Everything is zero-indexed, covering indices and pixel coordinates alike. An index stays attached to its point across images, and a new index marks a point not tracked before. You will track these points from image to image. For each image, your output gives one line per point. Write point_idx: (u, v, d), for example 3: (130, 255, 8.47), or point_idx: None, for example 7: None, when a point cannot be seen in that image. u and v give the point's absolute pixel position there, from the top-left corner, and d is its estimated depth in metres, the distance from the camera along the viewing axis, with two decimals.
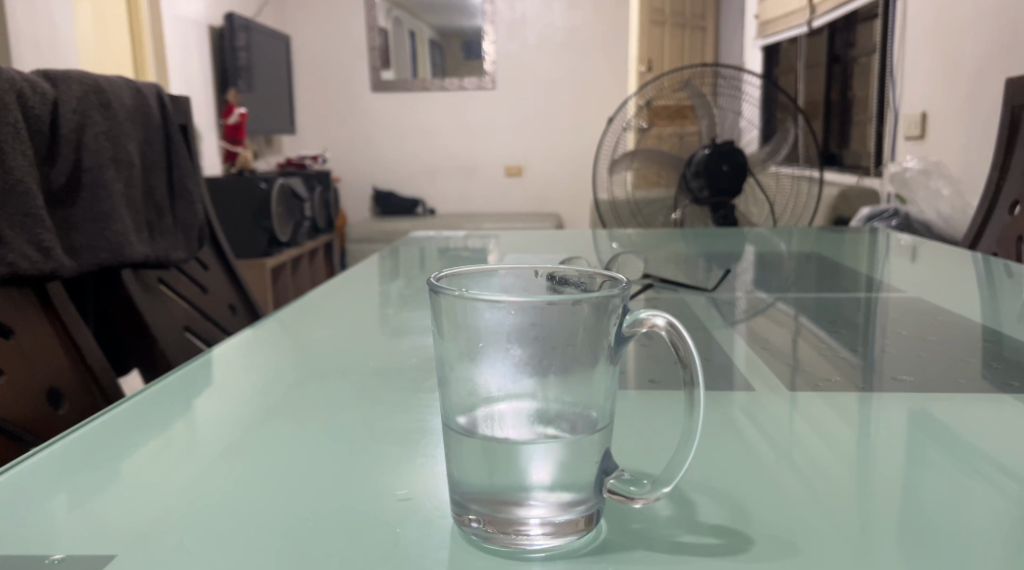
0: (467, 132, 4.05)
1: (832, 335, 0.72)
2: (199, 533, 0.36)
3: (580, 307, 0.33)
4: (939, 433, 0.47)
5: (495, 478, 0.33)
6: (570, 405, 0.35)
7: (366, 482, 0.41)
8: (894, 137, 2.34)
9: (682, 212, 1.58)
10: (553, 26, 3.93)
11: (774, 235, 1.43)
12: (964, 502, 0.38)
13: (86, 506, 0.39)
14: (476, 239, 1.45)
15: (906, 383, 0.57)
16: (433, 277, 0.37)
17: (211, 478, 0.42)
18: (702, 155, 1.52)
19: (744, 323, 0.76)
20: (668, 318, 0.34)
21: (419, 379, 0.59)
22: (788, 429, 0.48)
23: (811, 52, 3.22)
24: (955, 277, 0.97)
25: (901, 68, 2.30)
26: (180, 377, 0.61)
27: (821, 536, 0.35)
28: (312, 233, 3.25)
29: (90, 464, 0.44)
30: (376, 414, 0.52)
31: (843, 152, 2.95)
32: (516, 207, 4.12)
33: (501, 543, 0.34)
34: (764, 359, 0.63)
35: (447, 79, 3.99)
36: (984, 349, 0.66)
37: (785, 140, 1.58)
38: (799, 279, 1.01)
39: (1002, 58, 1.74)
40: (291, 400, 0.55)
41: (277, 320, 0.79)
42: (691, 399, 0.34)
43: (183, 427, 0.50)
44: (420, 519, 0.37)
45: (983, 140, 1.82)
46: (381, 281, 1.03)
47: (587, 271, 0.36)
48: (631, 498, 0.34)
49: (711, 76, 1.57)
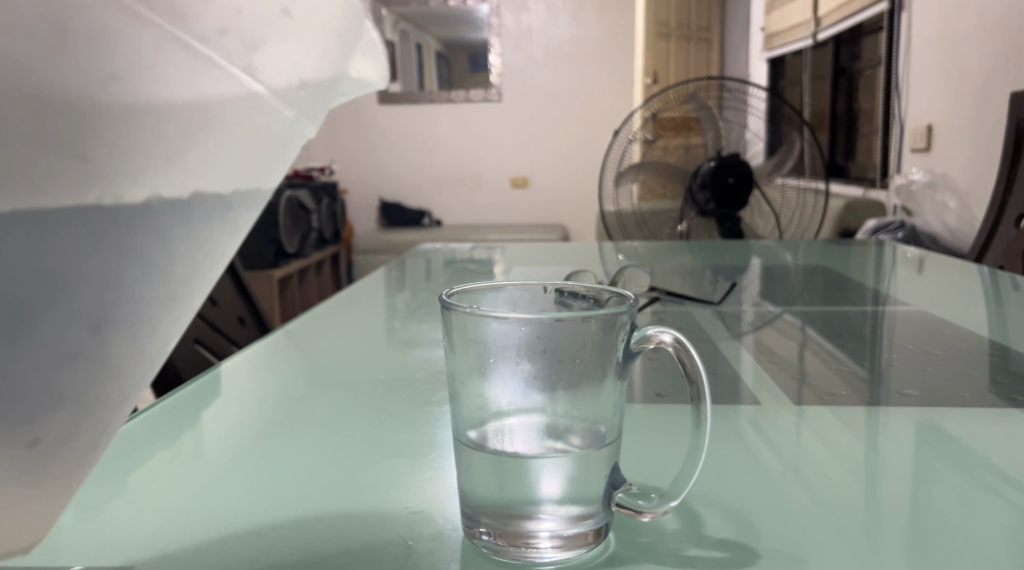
0: (474, 144, 4.06)
1: (838, 347, 0.72)
2: (207, 545, 0.37)
3: (588, 323, 0.33)
4: (944, 445, 0.48)
5: (506, 491, 0.34)
6: (583, 421, 0.35)
7: (375, 493, 0.42)
8: (900, 149, 2.35)
9: (688, 224, 1.59)
10: (560, 38, 3.92)
11: (780, 247, 1.43)
12: (971, 512, 0.39)
13: (97, 517, 0.40)
14: (482, 250, 1.46)
15: (913, 397, 0.57)
16: (445, 293, 0.38)
17: (221, 486, 0.43)
18: (708, 168, 1.53)
19: (750, 335, 0.77)
20: (675, 334, 0.35)
21: (428, 392, 0.60)
22: (796, 442, 0.48)
23: (816, 65, 3.24)
24: (961, 289, 0.98)
25: (906, 81, 2.31)
26: (190, 391, 0.61)
27: (825, 547, 0.36)
28: (318, 244, 3.27)
29: (101, 476, 0.45)
30: (386, 426, 0.52)
31: (848, 164, 2.96)
32: (522, 219, 4.12)
33: (511, 556, 0.34)
34: (771, 371, 0.64)
35: (453, 92, 4.01)
36: (991, 362, 0.66)
37: (791, 153, 1.60)
38: (804, 291, 1.01)
39: (1007, 71, 1.74)
40: (300, 413, 0.55)
41: (284, 332, 0.81)
42: (698, 414, 0.35)
43: (193, 439, 0.51)
44: (429, 529, 0.38)
45: (990, 153, 1.82)
46: (388, 293, 1.04)
47: (594, 287, 0.37)
48: (640, 511, 0.35)
49: (716, 88, 1.57)
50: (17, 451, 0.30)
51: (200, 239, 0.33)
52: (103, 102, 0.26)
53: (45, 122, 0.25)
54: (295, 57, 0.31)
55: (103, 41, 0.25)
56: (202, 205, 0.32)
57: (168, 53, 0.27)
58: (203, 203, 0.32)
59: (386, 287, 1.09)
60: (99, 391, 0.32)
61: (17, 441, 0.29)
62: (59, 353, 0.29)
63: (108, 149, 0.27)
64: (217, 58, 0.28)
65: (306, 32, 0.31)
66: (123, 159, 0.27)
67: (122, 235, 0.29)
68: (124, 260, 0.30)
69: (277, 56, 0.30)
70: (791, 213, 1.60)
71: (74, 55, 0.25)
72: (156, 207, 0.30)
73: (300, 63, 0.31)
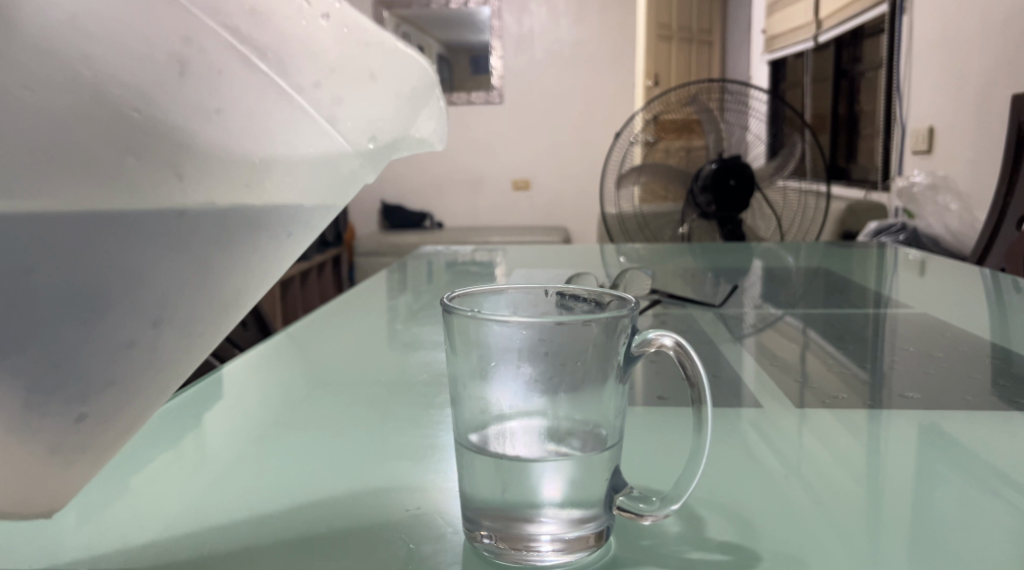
0: (476, 146, 4.05)
1: (840, 349, 0.72)
2: (206, 549, 0.37)
3: (590, 326, 0.33)
4: (947, 447, 0.48)
5: (507, 493, 0.34)
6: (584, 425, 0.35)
7: (378, 497, 0.42)
8: (901, 151, 2.35)
9: (689, 227, 1.60)
10: (561, 40, 3.91)
11: (781, 249, 1.43)
12: (973, 516, 0.39)
13: (98, 520, 0.40)
14: (484, 252, 1.46)
15: (914, 399, 0.57)
16: (446, 296, 0.38)
17: (224, 487, 0.44)
18: (709, 170, 1.53)
19: (752, 337, 0.77)
20: (676, 338, 0.35)
21: (430, 394, 0.60)
22: (798, 444, 0.48)
23: (818, 66, 3.24)
24: (963, 291, 0.98)
25: (908, 83, 2.31)
26: (192, 393, 0.61)
27: (827, 550, 0.36)
28: (320, 246, 3.27)
29: (102, 479, 0.45)
30: (389, 428, 0.52)
31: (849, 166, 2.96)
32: (524, 221, 4.12)
33: (512, 559, 0.34)
34: (772, 373, 0.64)
35: (455, 94, 3.98)
36: (992, 365, 0.66)
37: (792, 155, 1.59)
38: (806, 294, 1.01)
39: (1009, 73, 1.74)
40: (302, 416, 0.55)
41: (286, 334, 0.81)
42: (699, 417, 0.35)
43: (194, 442, 0.51)
44: (432, 533, 0.38)
45: (992, 155, 1.81)
46: (390, 295, 1.04)
47: (596, 290, 0.37)
48: (640, 515, 0.35)
49: (717, 91, 1.58)
50: (63, 422, 0.30)
51: (255, 281, 0.33)
52: (196, 130, 0.28)
53: (148, 134, 0.27)
54: (371, 116, 0.31)
55: (211, 72, 0.28)
56: (263, 249, 0.32)
57: (265, 92, 0.29)
58: (266, 247, 0.32)
59: (388, 289, 1.09)
60: (135, 397, 0.32)
61: (64, 416, 0.30)
62: (115, 343, 0.30)
63: (195, 171, 0.28)
64: (303, 103, 0.29)
65: (387, 93, 0.32)
66: (204, 181, 0.29)
67: (187, 253, 0.30)
68: (190, 278, 0.31)
69: (357, 109, 0.31)
70: (792, 215, 1.61)
71: (184, 82, 0.27)
72: (224, 237, 0.31)
73: (375, 124, 0.32)
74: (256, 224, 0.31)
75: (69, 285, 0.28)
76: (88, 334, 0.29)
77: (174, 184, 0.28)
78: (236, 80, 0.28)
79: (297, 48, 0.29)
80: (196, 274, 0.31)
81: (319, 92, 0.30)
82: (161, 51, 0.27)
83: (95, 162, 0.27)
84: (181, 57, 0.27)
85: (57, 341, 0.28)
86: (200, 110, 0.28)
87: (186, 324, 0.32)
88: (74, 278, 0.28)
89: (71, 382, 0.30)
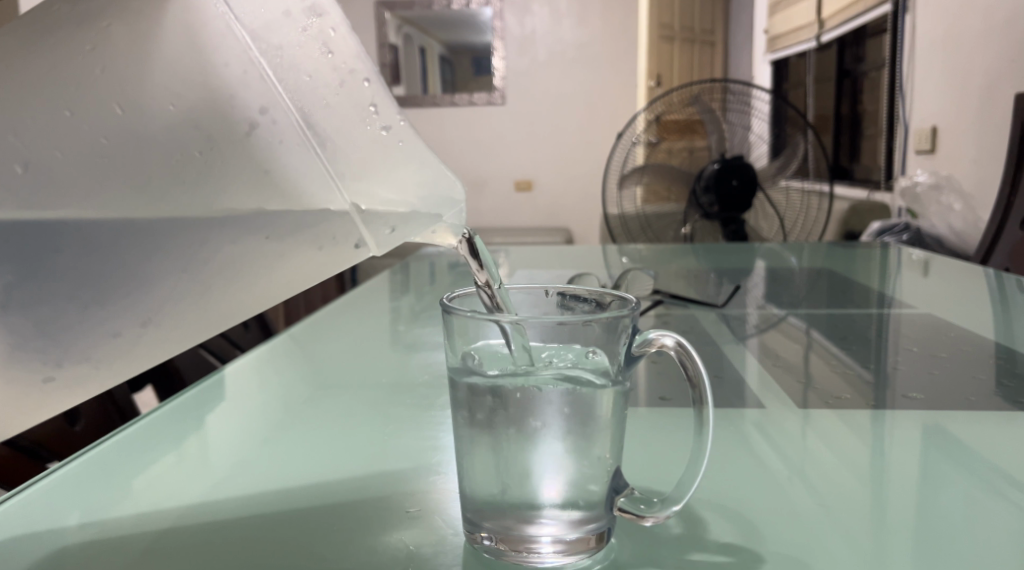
0: (478, 148, 4.03)
1: (844, 350, 0.72)
2: (188, 556, 0.36)
3: (591, 326, 0.33)
4: (950, 447, 0.47)
5: (506, 494, 0.34)
6: (582, 438, 0.34)
7: (383, 498, 0.42)
8: (905, 151, 2.34)
9: (692, 227, 1.60)
10: (563, 42, 3.88)
11: (785, 250, 1.42)
12: (975, 515, 0.39)
13: (99, 521, 0.40)
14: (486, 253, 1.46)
15: (918, 400, 0.56)
16: (447, 297, 0.38)
17: (234, 485, 0.44)
18: (713, 170, 1.51)
19: (755, 338, 0.77)
20: (677, 338, 0.35)
21: (431, 396, 0.60)
22: (801, 445, 0.48)
23: (820, 66, 3.23)
24: (965, 291, 0.98)
25: (911, 82, 2.30)
26: (195, 395, 0.61)
27: (829, 550, 0.36)
28: None
29: (105, 482, 0.45)
30: (390, 427, 0.53)
31: (854, 166, 2.94)
32: (526, 223, 4.09)
33: (513, 560, 0.35)
34: (777, 375, 0.64)
35: (457, 95, 3.96)
36: (997, 365, 0.66)
37: (795, 155, 1.58)
38: (810, 294, 1.01)
39: (1012, 72, 1.74)
40: (305, 417, 0.55)
41: (288, 336, 0.80)
42: (701, 417, 0.35)
43: (195, 444, 0.50)
44: (433, 537, 0.37)
45: (994, 153, 1.81)
46: (391, 297, 1.03)
47: (596, 289, 0.37)
48: (642, 516, 0.35)
49: (720, 91, 1.56)
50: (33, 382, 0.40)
51: (275, 293, 0.42)
52: (248, 177, 0.39)
53: (228, 159, 0.39)
54: (384, 195, 0.41)
55: (278, 129, 0.39)
56: (281, 271, 0.41)
57: (310, 149, 0.39)
58: (283, 267, 0.41)
59: (389, 292, 1.08)
60: (157, 345, 0.41)
61: (35, 372, 0.39)
62: (107, 328, 0.39)
63: (250, 189, 0.39)
64: (331, 167, 0.39)
65: (400, 177, 0.42)
66: (253, 196, 0.39)
67: (226, 238, 0.40)
68: (183, 290, 0.40)
69: (376, 185, 0.41)
70: (795, 216, 1.60)
71: (253, 134, 0.39)
72: (254, 240, 0.40)
73: (384, 200, 0.41)
74: (278, 240, 0.40)
75: (83, 271, 0.38)
76: (146, 278, 0.39)
77: (232, 193, 0.39)
78: (291, 138, 0.39)
79: (349, 129, 0.40)
80: (230, 264, 0.41)
81: (350, 160, 0.40)
82: (243, 107, 0.39)
83: (152, 189, 0.38)
84: (260, 120, 0.39)
85: (128, 276, 0.39)
86: (263, 154, 0.39)
87: (211, 303, 0.41)
88: (140, 234, 0.39)
89: (123, 310, 0.39)
